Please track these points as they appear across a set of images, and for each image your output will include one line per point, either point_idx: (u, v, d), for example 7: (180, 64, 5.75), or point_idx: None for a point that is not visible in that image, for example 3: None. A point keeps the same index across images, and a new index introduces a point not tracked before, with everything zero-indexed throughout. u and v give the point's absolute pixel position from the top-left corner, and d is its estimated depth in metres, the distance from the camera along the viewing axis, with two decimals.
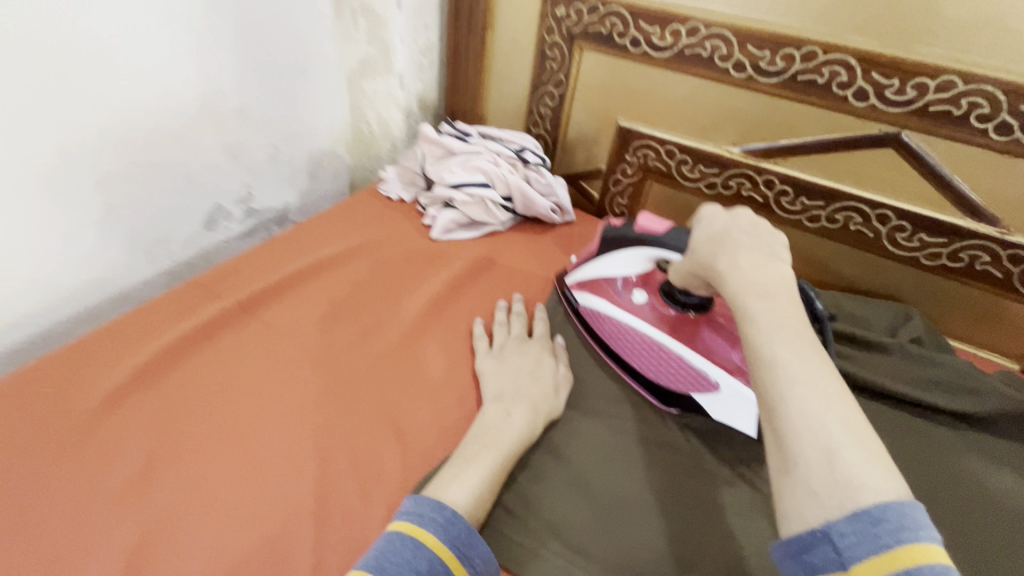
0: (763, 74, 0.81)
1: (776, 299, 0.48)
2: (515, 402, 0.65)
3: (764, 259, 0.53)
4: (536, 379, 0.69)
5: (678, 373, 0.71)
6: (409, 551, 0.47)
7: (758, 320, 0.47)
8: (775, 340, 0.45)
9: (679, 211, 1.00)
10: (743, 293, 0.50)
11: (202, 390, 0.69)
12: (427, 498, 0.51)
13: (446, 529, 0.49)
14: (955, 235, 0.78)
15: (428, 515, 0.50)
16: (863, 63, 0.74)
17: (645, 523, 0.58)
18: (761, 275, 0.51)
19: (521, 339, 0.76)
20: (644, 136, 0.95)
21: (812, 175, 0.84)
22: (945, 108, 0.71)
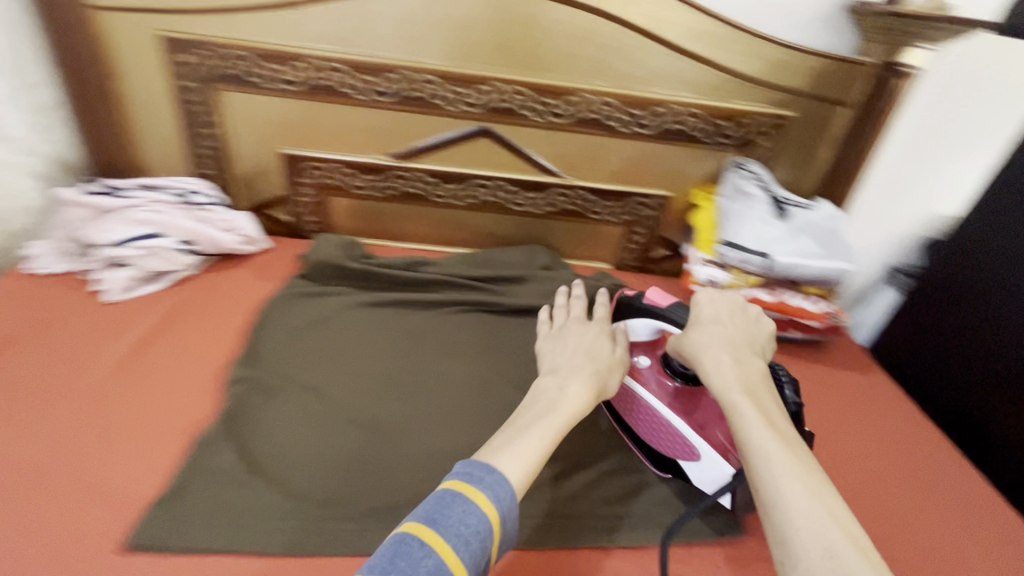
0: (380, 95, 1.00)
1: (755, 394, 0.62)
2: (569, 378, 0.68)
3: (742, 357, 0.65)
4: (592, 354, 0.73)
5: (676, 446, 0.71)
6: (461, 506, 0.51)
7: (754, 418, 0.59)
8: (762, 436, 0.57)
9: (365, 217, 1.16)
10: (730, 392, 0.61)
11: None
12: (484, 463, 0.56)
13: (497, 492, 0.53)
14: (544, 189, 1.11)
15: (478, 474, 0.54)
16: (442, 80, 0.98)
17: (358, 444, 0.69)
18: (749, 371, 0.64)
19: (584, 326, 0.80)
20: (309, 159, 1.08)
21: (447, 166, 1.09)
22: (504, 104, 1.01)
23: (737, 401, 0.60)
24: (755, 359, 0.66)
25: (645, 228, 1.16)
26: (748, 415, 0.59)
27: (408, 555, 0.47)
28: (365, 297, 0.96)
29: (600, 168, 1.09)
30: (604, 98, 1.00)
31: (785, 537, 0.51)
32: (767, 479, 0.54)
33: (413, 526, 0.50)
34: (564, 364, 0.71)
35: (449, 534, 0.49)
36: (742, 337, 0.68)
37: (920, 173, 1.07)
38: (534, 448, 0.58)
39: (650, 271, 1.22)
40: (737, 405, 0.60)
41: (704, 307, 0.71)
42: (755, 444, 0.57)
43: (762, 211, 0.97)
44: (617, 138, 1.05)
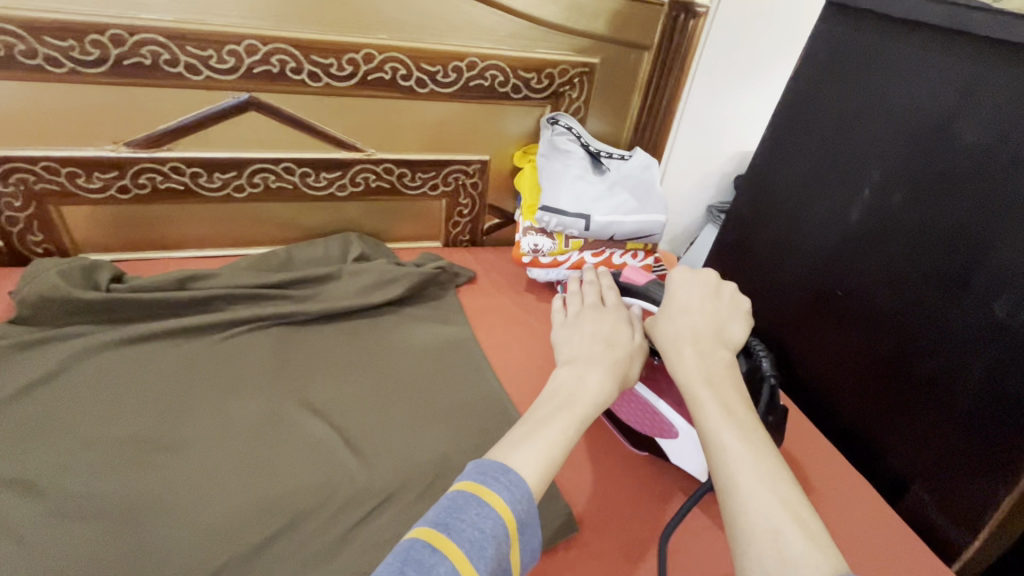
0: (84, 65, 0.75)
1: (721, 387, 0.52)
2: (589, 366, 0.55)
3: (704, 347, 0.56)
4: (612, 345, 0.58)
5: (648, 420, 0.69)
6: (474, 509, 0.40)
7: (716, 405, 0.50)
8: (722, 427, 0.48)
9: (113, 226, 0.91)
10: (696, 384, 0.53)
11: None
12: (493, 460, 0.45)
13: (516, 491, 0.42)
14: (343, 166, 0.94)
15: (493, 475, 0.43)
16: (171, 40, 0.76)
17: (88, 545, 0.53)
18: (710, 360, 0.55)
19: (596, 305, 0.64)
20: (2, 159, 0.79)
21: (210, 151, 0.87)
22: (264, 68, 0.81)
23: (698, 388, 0.52)
24: (716, 350, 0.56)
25: (468, 198, 1.05)
26: (709, 405, 0.50)
27: (419, 562, 0.36)
28: (112, 335, 0.74)
29: (404, 137, 0.95)
30: (391, 54, 0.85)
31: (746, 533, 0.42)
32: (722, 470, 0.46)
33: (419, 529, 0.39)
34: (590, 356, 0.56)
35: (460, 538, 0.38)
36: (718, 330, 0.59)
37: (716, 125, 1.10)
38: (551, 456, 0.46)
39: (485, 243, 1.13)
40: (698, 395, 0.52)
41: (681, 290, 0.62)
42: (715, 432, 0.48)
43: (579, 166, 0.92)
44: (417, 100, 0.91)
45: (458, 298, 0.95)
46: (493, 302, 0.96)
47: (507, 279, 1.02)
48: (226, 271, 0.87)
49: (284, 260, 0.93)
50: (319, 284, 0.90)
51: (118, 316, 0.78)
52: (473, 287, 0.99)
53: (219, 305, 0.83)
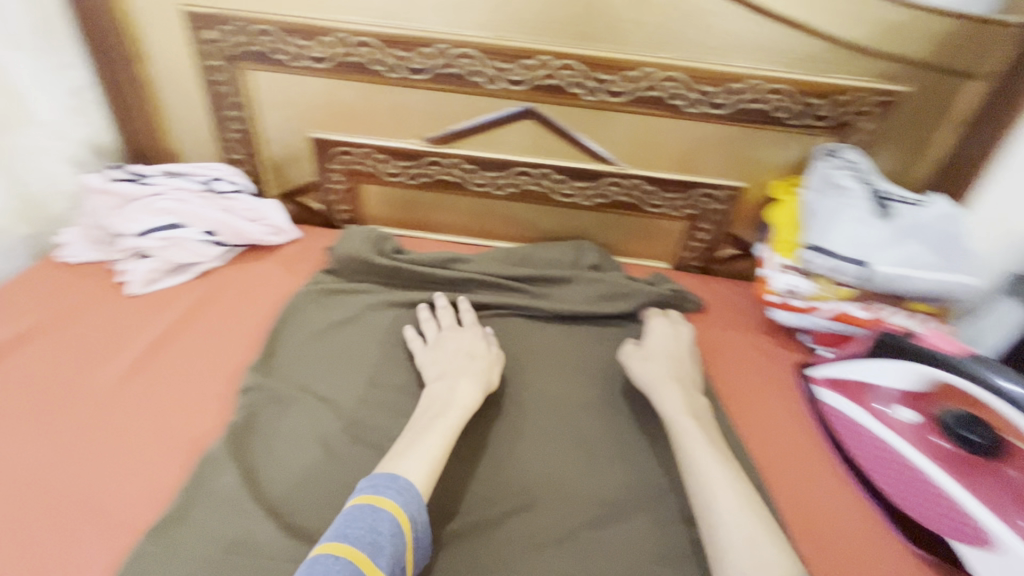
0: (414, 72, 0.90)
1: (702, 423, 0.67)
2: (456, 381, 0.70)
3: (680, 376, 0.75)
4: (472, 357, 0.75)
5: (940, 515, 0.62)
6: (370, 517, 0.50)
7: (697, 435, 0.64)
8: (705, 458, 0.61)
9: (398, 206, 1.08)
10: (671, 409, 0.69)
11: None
12: (391, 473, 0.55)
13: (401, 494, 0.53)
14: (594, 178, 0.97)
15: (382, 485, 0.53)
16: (482, 54, 0.87)
17: (373, 470, 0.64)
18: (694, 401, 0.71)
19: (662, 335, 0.82)
20: (339, 143, 1.00)
21: (487, 151, 0.98)
22: (551, 81, 0.88)
23: (665, 404, 0.69)
24: (696, 395, 0.73)
25: (710, 224, 1.01)
26: (688, 434, 0.65)
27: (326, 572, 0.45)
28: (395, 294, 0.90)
29: (660, 155, 0.94)
30: (670, 73, 0.85)
31: (731, 546, 0.53)
32: (702, 494, 0.58)
33: (324, 547, 0.48)
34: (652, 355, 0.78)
35: (365, 542, 0.48)
36: (673, 354, 0.79)
37: None
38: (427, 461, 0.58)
39: (714, 272, 1.07)
40: (680, 428, 0.66)
41: (654, 333, 0.83)
42: (694, 459, 0.62)
43: (863, 208, 0.80)
44: (683, 120, 0.90)
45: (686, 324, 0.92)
46: (725, 337, 0.90)
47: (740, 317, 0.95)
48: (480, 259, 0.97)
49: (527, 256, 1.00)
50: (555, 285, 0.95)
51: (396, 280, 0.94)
52: (701, 317, 0.95)
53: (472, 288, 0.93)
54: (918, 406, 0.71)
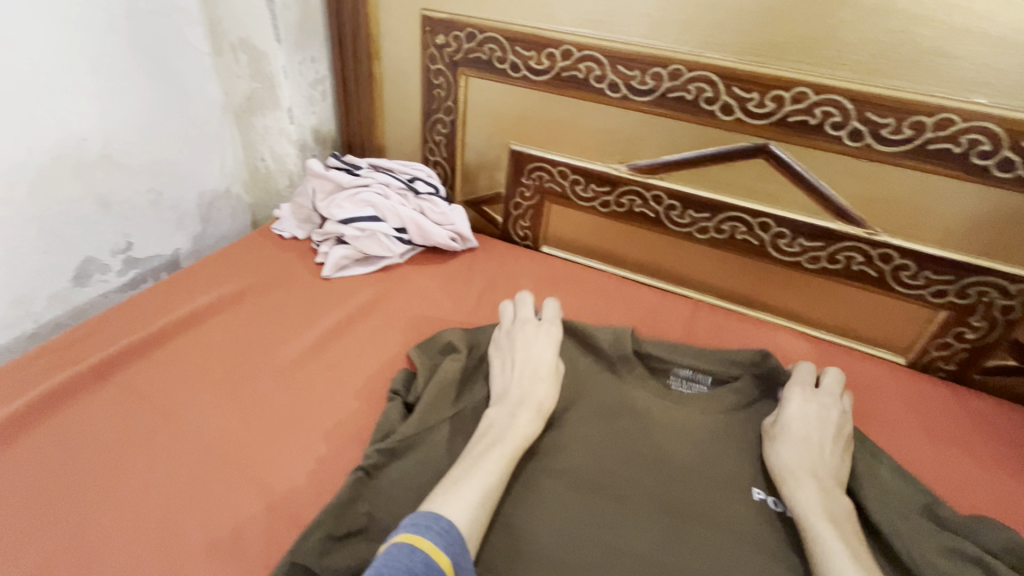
0: (636, 93, 0.82)
1: (845, 530, 0.55)
2: (515, 408, 0.64)
3: (828, 483, 0.60)
4: (537, 378, 0.67)
5: None
6: (408, 557, 0.44)
7: (838, 548, 0.52)
8: (843, 568, 0.50)
9: (580, 233, 0.99)
10: (816, 517, 0.55)
11: (50, 469, 0.59)
12: (424, 510, 0.49)
13: (444, 536, 0.46)
14: (830, 238, 0.80)
15: (424, 523, 0.47)
16: (722, 79, 0.75)
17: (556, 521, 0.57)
18: (835, 502, 0.58)
19: (801, 406, 0.67)
20: (536, 158, 0.95)
21: (699, 189, 0.85)
22: (802, 118, 0.73)
23: (798, 489, 0.58)
24: (840, 494, 0.59)
25: (984, 322, 0.77)
26: (824, 535, 0.53)
27: None
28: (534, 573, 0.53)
29: (932, 225, 0.74)
30: (979, 123, 0.65)
31: None
32: None
33: None
34: (794, 432, 0.64)
35: None
36: (817, 441, 0.64)
37: None
38: (471, 499, 0.52)
39: (972, 383, 0.82)
40: (819, 531, 0.54)
41: (794, 410, 0.67)
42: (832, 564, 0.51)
43: None
44: (982, 185, 0.69)
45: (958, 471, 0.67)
46: (1000, 484, 0.66)
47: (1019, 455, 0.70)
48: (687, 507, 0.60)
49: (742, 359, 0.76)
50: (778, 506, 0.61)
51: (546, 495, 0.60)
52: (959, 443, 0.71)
53: (687, 556, 0.56)
54: None
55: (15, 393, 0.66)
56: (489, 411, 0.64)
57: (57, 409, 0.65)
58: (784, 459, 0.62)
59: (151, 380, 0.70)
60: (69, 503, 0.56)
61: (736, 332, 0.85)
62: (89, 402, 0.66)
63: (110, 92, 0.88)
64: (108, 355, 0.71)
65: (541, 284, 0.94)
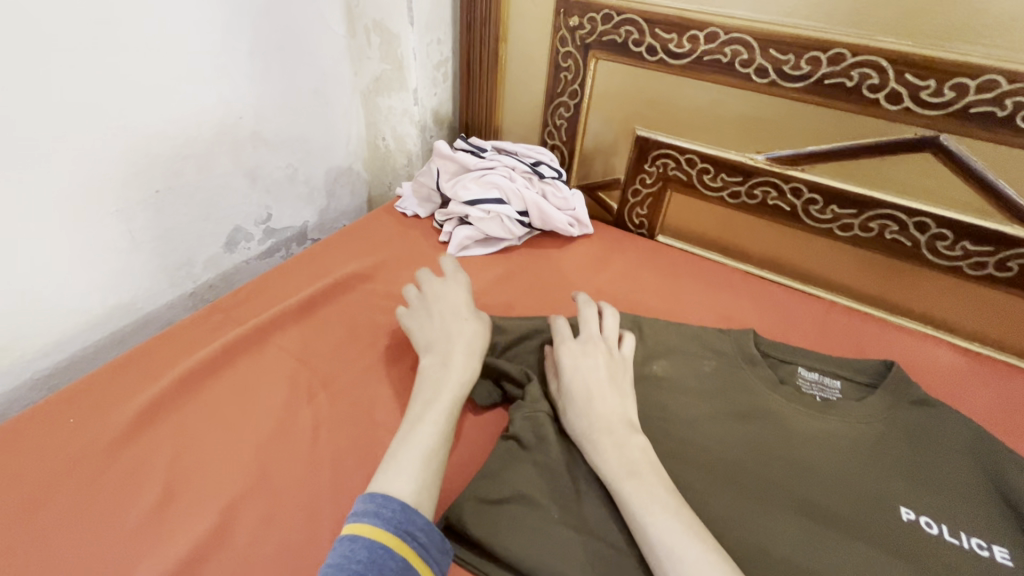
0: (786, 79, 0.77)
1: (648, 480, 0.54)
2: (445, 354, 0.66)
3: (626, 433, 0.59)
4: (455, 319, 0.70)
5: None
6: (347, 546, 0.46)
7: (642, 497, 0.53)
8: (653, 518, 0.51)
9: (704, 224, 0.96)
10: (617, 476, 0.55)
11: (229, 418, 0.66)
12: (364, 492, 0.51)
13: (378, 513, 0.48)
14: (1001, 243, 0.73)
15: (359, 508, 0.49)
16: (894, 65, 0.70)
17: None
18: (633, 448, 0.58)
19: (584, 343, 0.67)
20: (663, 145, 0.93)
21: (848, 183, 0.80)
22: (988, 109, 0.67)
23: (606, 451, 0.57)
24: (635, 437, 0.59)
25: None
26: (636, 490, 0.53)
27: None
28: (594, 512, 0.56)
29: None
30: None
31: None
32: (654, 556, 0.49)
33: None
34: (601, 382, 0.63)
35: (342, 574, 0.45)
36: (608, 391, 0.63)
37: None
38: (411, 467, 0.53)
39: None
40: (623, 486, 0.54)
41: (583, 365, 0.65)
42: (639, 511, 0.51)
43: None
44: None
45: None
46: None
47: None
48: (808, 500, 0.59)
49: (874, 369, 0.72)
50: (932, 528, 0.56)
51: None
52: None
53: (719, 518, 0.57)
54: None
55: (192, 346, 0.74)
56: (426, 363, 0.66)
57: (230, 364, 0.72)
58: (590, 417, 0.60)
59: (302, 343, 0.76)
60: (252, 449, 0.63)
61: (876, 337, 0.80)
62: (254, 360, 0.73)
63: (263, 73, 0.94)
64: (266, 319, 0.78)
65: (660, 274, 0.92)
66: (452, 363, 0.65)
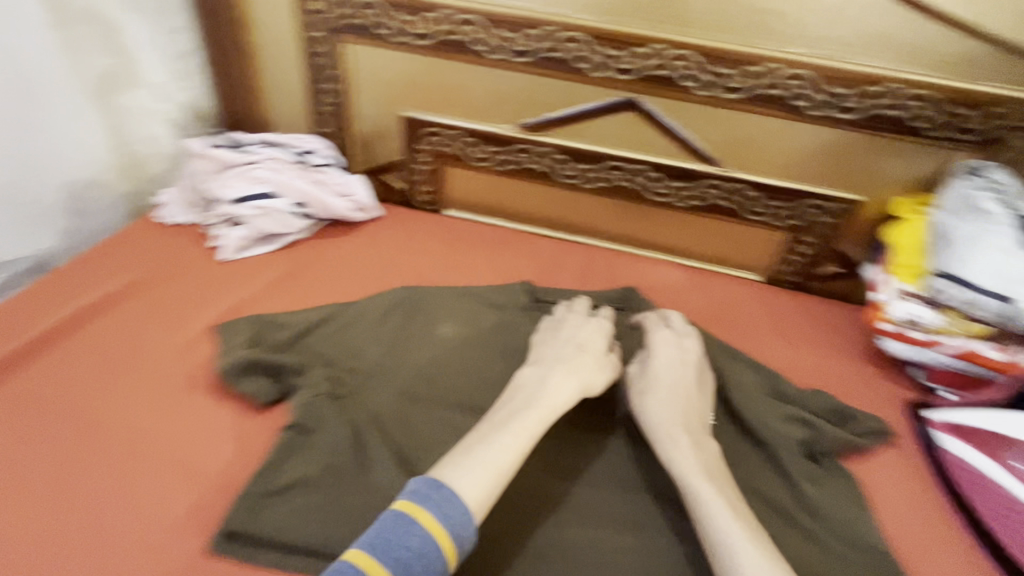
0: (515, 55, 0.87)
1: (721, 483, 0.56)
2: (550, 370, 0.64)
3: (699, 438, 0.61)
4: (582, 350, 0.67)
5: None
6: (402, 528, 0.46)
7: (721, 503, 0.53)
8: (722, 518, 0.52)
9: (481, 194, 1.04)
10: (692, 477, 0.55)
11: None
12: (430, 477, 0.50)
13: (443, 506, 0.48)
14: (693, 179, 0.91)
15: (428, 492, 0.48)
16: (591, 39, 0.82)
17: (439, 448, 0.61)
18: (706, 456, 0.59)
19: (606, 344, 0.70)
20: (429, 123, 0.98)
21: (582, 142, 0.93)
22: (661, 72, 0.83)
23: (676, 454, 0.58)
24: (710, 443, 0.61)
25: (815, 239, 0.93)
26: (706, 494, 0.54)
27: None
28: (381, 476, 0.57)
29: (771, 159, 0.87)
30: (799, 70, 0.78)
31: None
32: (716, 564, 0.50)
33: (349, 552, 0.46)
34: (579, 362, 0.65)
35: (387, 557, 0.45)
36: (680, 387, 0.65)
37: None
38: (485, 479, 0.51)
39: (811, 291, 0.98)
40: (699, 487, 0.55)
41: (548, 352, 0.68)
42: (716, 519, 0.52)
43: (1008, 238, 0.70)
44: (804, 123, 0.82)
45: (794, 357, 0.83)
46: (830, 366, 0.82)
47: (840, 341, 0.87)
48: (566, 412, 0.69)
49: (619, 295, 0.87)
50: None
51: (374, 403, 0.65)
52: (799, 337, 0.87)
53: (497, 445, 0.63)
54: None
55: None
56: (522, 372, 0.65)
57: None
58: (662, 409, 0.62)
59: (44, 384, 0.67)
60: None
61: (624, 270, 0.96)
62: None
63: None
64: None
65: (446, 246, 0.98)
66: (551, 384, 0.62)
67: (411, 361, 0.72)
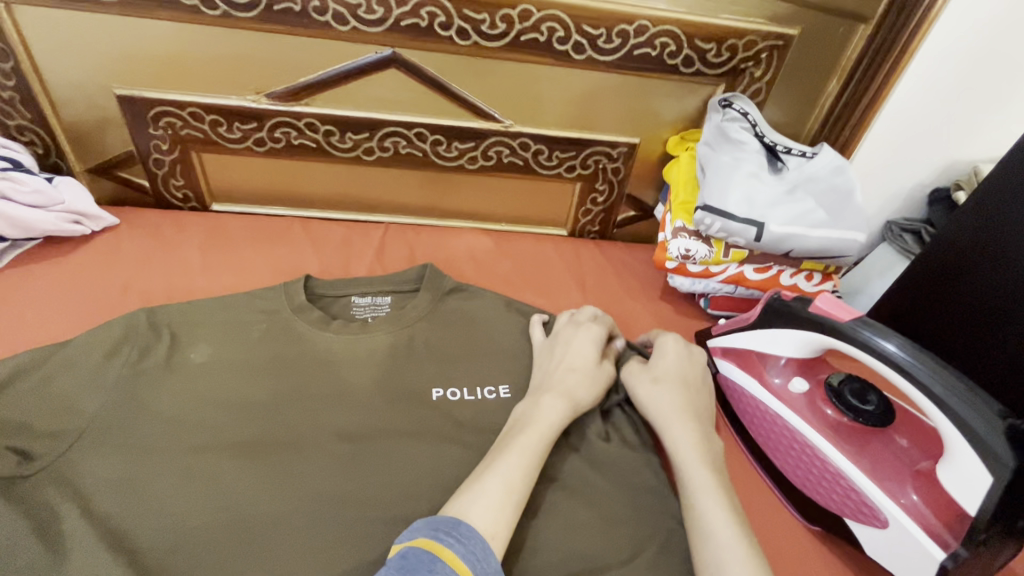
0: (237, 8, 0.72)
1: (722, 484, 0.54)
2: (545, 394, 0.60)
3: (703, 432, 0.58)
4: (571, 367, 0.63)
5: (821, 475, 0.56)
6: (426, 564, 0.41)
7: (716, 511, 0.51)
8: (718, 529, 0.50)
9: (248, 180, 0.88)
10: (696, 480, 0.54)
11: None
12: (447, 516, 0.47)
13: (466, 542, 0.44)
14: (478, 138, 0.85)
15: (445, 529, 0.44)
16: None
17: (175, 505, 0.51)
18: (712, 450, 0.57)
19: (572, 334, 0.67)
20: (155, 102, 0.79)
21: (348, 109, 0.82)
22: (413, 21, 0.74)
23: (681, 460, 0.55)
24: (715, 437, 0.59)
25: (606, 185, 0.93)
26: (701, 507, 0.52)
27: None
28: (84, 563, 0.46)
29: (548, 108, 0.84)
30: (551, 12, 0.74)
31: None
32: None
33: None
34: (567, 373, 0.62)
35: None
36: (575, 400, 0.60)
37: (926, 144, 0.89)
38: (497, 500, 0.49)
39: (612, 237, 1.00)
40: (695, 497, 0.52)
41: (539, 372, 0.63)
42: (712, 529, 0.50)
43: (753, 164, 0.75)
44: (570, 68, 0.80)
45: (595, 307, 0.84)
46: (628, 309, 0.84)
47: (638, 282, 0.90)
48: (348, 424, 0.59)
49: (414, 276, 0.74)
50: (455, 396, 0.63)
51: (79, 470, 0.51)
52: (600, 285, 0.88)
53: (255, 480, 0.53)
54: (799, 371, 0.62)
55: None
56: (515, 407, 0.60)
57: None
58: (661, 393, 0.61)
59: None
60: None
61: (424, 245, 0.89)
62: None
63: None
64: None
65: (209, 248, 0.82)
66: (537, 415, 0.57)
67: (142, 407, 0.56)
